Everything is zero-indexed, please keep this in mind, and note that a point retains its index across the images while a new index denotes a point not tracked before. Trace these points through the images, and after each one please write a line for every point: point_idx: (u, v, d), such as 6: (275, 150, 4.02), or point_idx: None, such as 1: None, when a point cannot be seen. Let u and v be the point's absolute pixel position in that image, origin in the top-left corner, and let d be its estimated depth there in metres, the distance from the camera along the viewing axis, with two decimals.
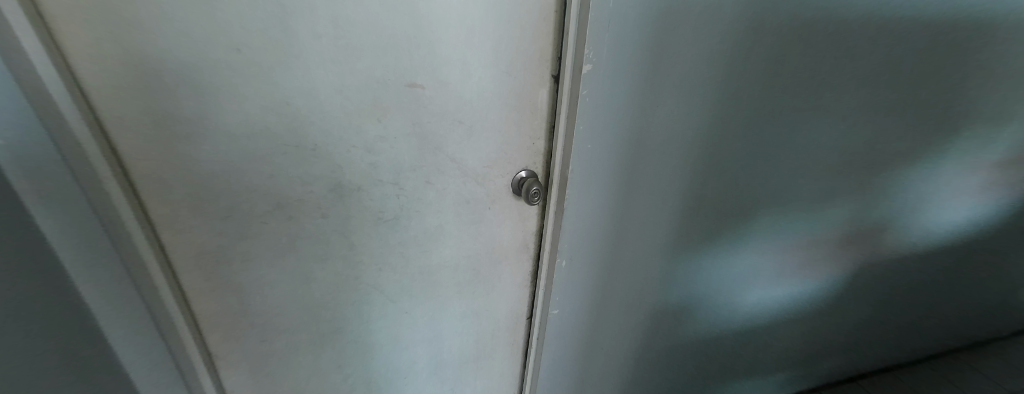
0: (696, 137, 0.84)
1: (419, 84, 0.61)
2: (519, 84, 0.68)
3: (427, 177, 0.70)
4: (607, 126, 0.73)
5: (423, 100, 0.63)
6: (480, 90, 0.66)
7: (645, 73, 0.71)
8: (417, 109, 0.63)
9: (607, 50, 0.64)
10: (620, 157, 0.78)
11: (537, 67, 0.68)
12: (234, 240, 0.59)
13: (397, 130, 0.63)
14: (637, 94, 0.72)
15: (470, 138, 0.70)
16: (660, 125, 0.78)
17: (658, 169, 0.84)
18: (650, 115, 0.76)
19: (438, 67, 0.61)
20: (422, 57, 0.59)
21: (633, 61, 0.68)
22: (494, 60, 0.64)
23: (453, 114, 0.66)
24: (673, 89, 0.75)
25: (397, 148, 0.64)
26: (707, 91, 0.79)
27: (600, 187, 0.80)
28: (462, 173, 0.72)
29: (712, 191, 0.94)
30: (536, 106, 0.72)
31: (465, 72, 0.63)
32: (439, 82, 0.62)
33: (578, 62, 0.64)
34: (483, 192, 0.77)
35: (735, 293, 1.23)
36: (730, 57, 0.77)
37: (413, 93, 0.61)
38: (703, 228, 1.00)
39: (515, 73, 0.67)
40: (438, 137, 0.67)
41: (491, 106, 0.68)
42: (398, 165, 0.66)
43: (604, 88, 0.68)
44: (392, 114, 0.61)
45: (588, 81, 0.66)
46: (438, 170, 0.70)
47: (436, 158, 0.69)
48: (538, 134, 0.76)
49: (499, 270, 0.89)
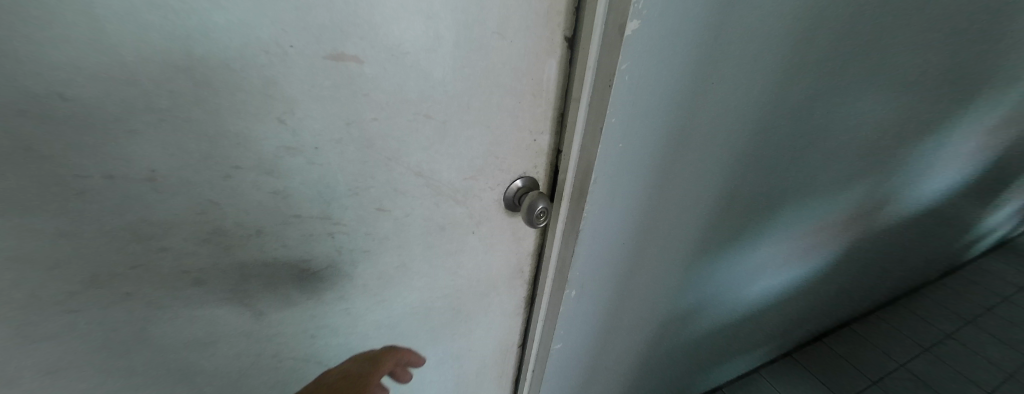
0: (743, 124, 0.64)
1: (348, 54, 0.34)
2: (517, 55, 0.43)
3: (378, 203, 0.45)
4: (643, 116, 0.50)
5: (359, 83, 0.36)
6: (455, 62, 0.40)
7: (703, 36, 0.47)
8: (350, 98, 0.36)
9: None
10: (652, 156, 0.57)
11: (545, 25, 0.42)
12: (15, 345, 0.33)
13: (318, 134, 0.36)
14: (688, 68, 0.49)
15: (443, 139, 0.45)
16: (705, 111, 0.57)
17: (692, 167, 0.64)
18: (696, 99, 0.54)
19: (381, 23, 0.34)
20: (349, 3, 0.32)
21: (690, 17, 0.44)
22: (477, 11, 0.38)
23: (413, 104, 0.40)
24: (731, 59, 0.53)
25: (321, 165, 0.38)
26: (769, 64, 0.57)
27: (625, 196, 0.59)
28: (432, 190, 0.48)
29: (745, 186, 0.76)
30: (540, 86, 0.47)
31: (429, 32, 0.37)
32: (388, 51, 0.36)
33: (616, 18, 0.39)
34: (465, 213, 0.53)
35: (742, 285, 1.11)
36: (804, 15, 0.55)
37: (339, 71, 0.35)
38: (728, 228, 0.84)
39: (511, 34, 0.41)
40: (391, 141, 0.41)
41: (474, 88, 0.43)
42: (328, 190, 0.40)
43: (646, 61, 0.44)
44: (304, 108, 0.35)
45: (629, 51, 0.42)
46: (395, 190, 0.45)
47: (391, 174, 0.43)
48: (540, 127, 0.52)
49: (486, 304, 0.67)
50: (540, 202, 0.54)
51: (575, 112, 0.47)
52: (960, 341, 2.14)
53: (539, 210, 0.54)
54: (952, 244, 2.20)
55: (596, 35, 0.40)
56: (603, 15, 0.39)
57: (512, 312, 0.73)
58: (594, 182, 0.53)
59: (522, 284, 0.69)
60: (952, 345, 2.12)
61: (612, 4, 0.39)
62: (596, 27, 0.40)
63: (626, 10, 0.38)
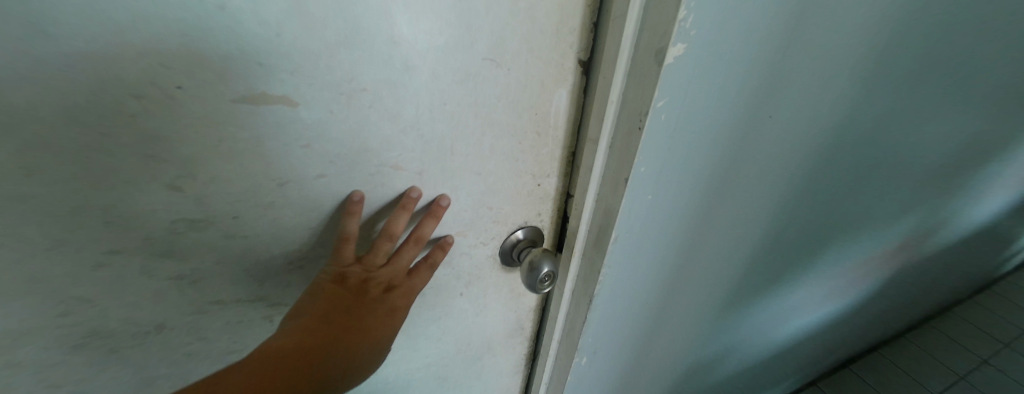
0: (801, 162, 0.51)
1: (272, 93, 0.24)
2: (517, 86, 0.33)
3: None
4: (680, 161, 0.38)
5: (290, 132, 0.26)
6: (431, 98, 0.30)
7: (767, 60, 0.35)
8: (279, 151, 0.26)
9: (718, 14, 0.28)
10: (687, 205, 0.45)
11: (553, 45, 0.32)
12: None
13: (234, 200, 0.26)
14: (744, 101, 0.37)
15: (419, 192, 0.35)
16: (759, 152, 0.45)
17: (734, 213, 0.52)
18: (751, 138, 0.42)
19: (319, 52, 0.24)
20: (264, 23, 0.22)
21: (757, 35, 0.32)
22: (458, 31, 0.27)
23: (375, 153, 0.30)
24: (797, 87, 0.41)
25: (245, 239, 0.28)
26: (842, 93, 0.45)
27: (650, 251, 0.47)
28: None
29: (793, 229, 0.64)
30: (545, 121, 0.37)
31: (392, 60, 0.26)
32: (333, 89, 0.26)
33: (652, 42, 0.28)
34: (450, 272, 0.43)
35: (773, 326, 0.98)
36: (892, 33, 0.43)
37: (257, 118, 0.24)
38: (767, 272, 0.72)
39: (507, 59, 0.31)
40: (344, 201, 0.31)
41: (457, 128, 0.33)
42: (261, 266, 0.30)
43: (692, 95, 0.32)
44: (207, 170, 0.24)
45: (672, 84, 0.30)
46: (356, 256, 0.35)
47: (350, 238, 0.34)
48: (544, 169, 0.41)
49: (479, 367, 0.57)
50: (545, 264, 0.42)
51: (592, 155, 0.37)
52: (997, 366, 1.92)
53: (543, 275, 0.42)
54: (991, 265, 2.03)
55: (622, 62, 0.30)
56: (632, 36, 0.29)
57: (511, 372, 0.62)
58: (612, 241, 0.41)
59: (522, 342, 0.59)
60: (989, 370, 1.90)
61: (647, 23, 0.28)
62: (622, 52, 0.30)
63: (670, 33, 0.26)
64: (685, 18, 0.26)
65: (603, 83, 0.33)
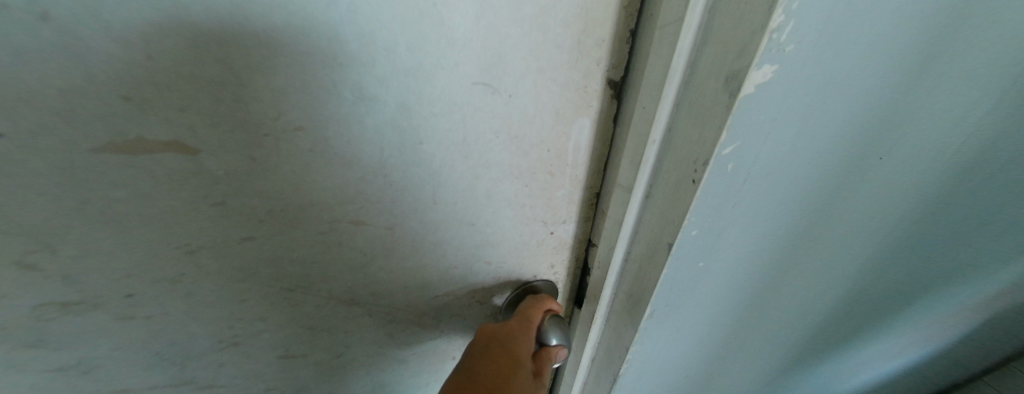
0: (925, 213, 0.37)
1: (152, 138, 0.17)
2: (523, 118, 0.23)
3: (284, 348, 0.29)
4: (751, 220, 0.27)
5: (193, 184, 0.19)
6: (395, 136, 0.21)
7: (901, 85, 0.24)
8: (179, 215, 0.20)
9: (839, 20, 0.18)
10: (753, 270, 0.33)
11: (572, 63, 0.22)
12: None
13: (131, 266, 0.20)
14: (857, 141, 0.26)
15: (390, 253, 0.27)
16: (864, 205, 0.33)
17: (819, 275, 0.39)
18: (856, 189, 0.30)
19: (217, 80, 0.17)
20: (125, 39, 0.15)
21: (893, 49, 0.21)
22: (428, 46, 0.19)
23: (322, 207, 0.22)
24: (939, 118, 0.28)
25: (148, 319, 0.23)
26: (1004, 131, 0.31)
27: (696, 324, 0.36)
28: (378, 318, 0.31)
29: (893, 291, 0.50)
30: (560, 159, 0.27)
31: (331, 88, 0.19)
32: (251, 129, 0.18)
33: (721, 63, 0.18)
34: (436, 334, 0.35)
35: (844, 388, 0.80)
36: None
37: (138, 172, 0.18)
38: (846, 334, 0.57)
39: (507, 84, 0.21)
40: (284, 265, 0.24)
41: (438, 174, 0.24)
42: (177, 345, 0.25)
43: (779, 138, 0.22)
44: (79, 236, 0.19)
45: (750, 127, 0.19)
46: (311, 328, 0.29)
47: (301, 309, 0.27)
48: (559, 216, 0.30)
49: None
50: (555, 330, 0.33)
51: (622, 207, 0.27)
52: None
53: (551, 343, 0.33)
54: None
55: (671, 87, 0.21)
56: (688, 52, 0.19)
57: None
58: (647, 316, 0.30)
59: None
60: None
61: (714, 34, 0.18)
62: (671, 73, 0.20)
63: (755, 49, 0.16)
64: (782, 26, 0.16)
65: (642, 113, 0.23)
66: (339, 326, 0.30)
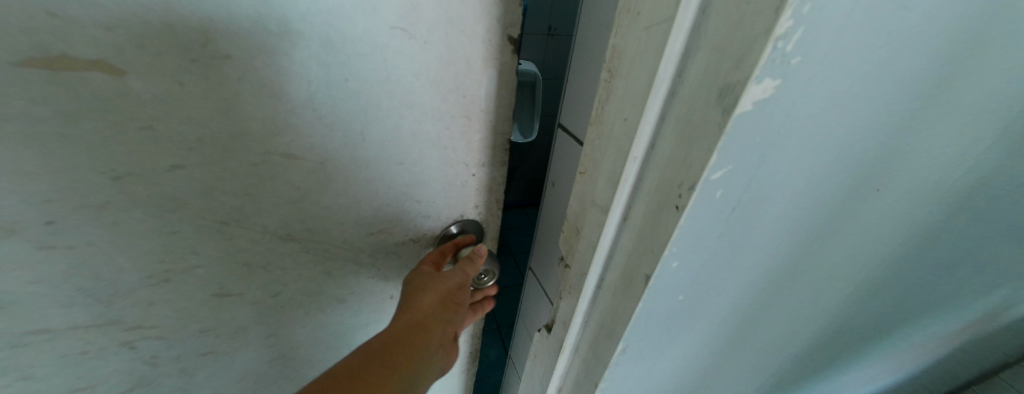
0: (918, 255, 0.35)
1: (79, 56, 0.17)
2: (453, 63, 0.24)
3: (219, 285, 0.29)
4: (729, 261, 0.24)
5: (114, 108, 0.19)
6: (309, 72, 0.21)
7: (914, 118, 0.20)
8: (101, 141, 0.20)
9: (864, 36, 0.14)
10: (733, 307, 0.30)
11: (479, 13, 0.22)
12: None
13: (66, 185, 0.20)
14: (856, 180, 0.22)
15: (322, 190, 0.27)
16: (856, 249, 0.30)
17: (800, 316, 0.37)
18: (848, 234, 0.27)
19: (144, 1, 0.16)
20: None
21: (918, 74, 0.17)
22: None
23: (255, 138, 0.23)
24: (957, 158, 0.24)
25: (70, 250, 0.23)
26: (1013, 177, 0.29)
27: (671, 358, 0.34)
28: (315, 254, 0.31)
29: (868, 325, 0.49)
30: (472, 106, 0.26)
31: (258, 15, 0.18)
32: (178, 48, 0.18)
33: (716, 73, 0.15)
34: (376, 276, 0.35)
35: None
36: None
37: (61, 90, 0.18)
38: (819, 367, 0.57)
39: (422, 28, 0.21)
40: (215, 197, 0.24)
41: (365, 113, 0.24)
42: (101, 282, 0.25)
43: (776, 170, 0.18)
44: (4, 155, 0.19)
45: (745, 149, 0.16)
46: (246, 264, 0.29)
47: (234, 243, 0.27)
48: (481, 159, 0.30)
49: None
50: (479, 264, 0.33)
51: (599, 228, 0.25)
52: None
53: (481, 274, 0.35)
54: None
55: (657, 99, 0.18)
56: (678, 59, 0.16)
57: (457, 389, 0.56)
58: (619, 351, 0.28)
59: (463, 361, 0.51)
60: None
61: (704, 40, 0.15)
62: (656, 83, 0.17)
63: (756, 60, 0.13)
64: (790, 34, 0.12)
65: (623, 123, 0.20)
66: (277, 260, 0.30)
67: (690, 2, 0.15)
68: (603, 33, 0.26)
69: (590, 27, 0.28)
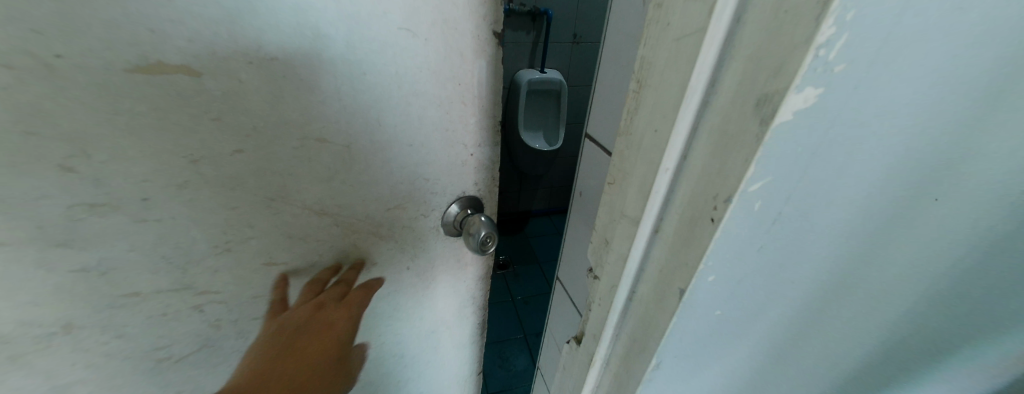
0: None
1: (168, 63, 0.21)
2: (450, 56, 0.27)
3: (268, 255, 0.32)
4: (766, 279, 0.22)
5: (192, 104, 0.23)
6: (334, 67, 0.25)
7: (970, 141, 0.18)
8: (182, 131, 0.23)
9: (914, 42, 0.13)
10: (769, 336, 0.28)
11: (468, 12, 0.26)
12: None
13: (150, 170, 0.24)
14: (915, 194, 0.19)
15: (348, 170, 0.30)
16: (929, 278, 0.26)
17: (868, 358, 0.32)
18: (917, 259, 0.24)
19: (217, 18, 0.20)
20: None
21: (975, 85, 0.15)
22: None
23: (294, 125, 0.26)
24: None
25: (158, 222, 0.26)
26: None
27: (706, 384, 0.31)
28: (344, 230, 0.33)
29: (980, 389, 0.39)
30: (468, 92, 0.30)
31: (292, 21, 0.22)
32: (239, 51, 0.22)
33: (753, 83, 0.14)
34: (394, 247, 0.37)
35: None
36: None
37: (152, 90, 0.21)
38: None
39: (423, 28, 0.25)
40: (267, 176, 0.27)
41: (381, 102, 0.27)
42: (180, 251, 0.28)
43: (817, 180, 0.17)
44: (103, 146, 0.22)
45: (787, 160, 0.15)
46: (290, 236, 0.32)
47: (280, 218, 0.30)
48: (478, 138, 0.33)
49: (430, 354, 0.50)
50: (481, 227, 0.34)
51: (630, 237, 0.24)
52: None
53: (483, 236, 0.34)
54: None
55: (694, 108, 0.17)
56: (711, 68, 0.16)
57: (465, 376, 0.57)
58: (651, 367, 0.27)
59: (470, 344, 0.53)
60: None
61: (738, 48, 0.15)
62: (688, 93, 0.17)
63: (796, 69, 0.13)
64: (833, 42, 0.12)
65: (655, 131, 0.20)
66: (313, 235, 0.33)
67: (723, 14, 0.15)
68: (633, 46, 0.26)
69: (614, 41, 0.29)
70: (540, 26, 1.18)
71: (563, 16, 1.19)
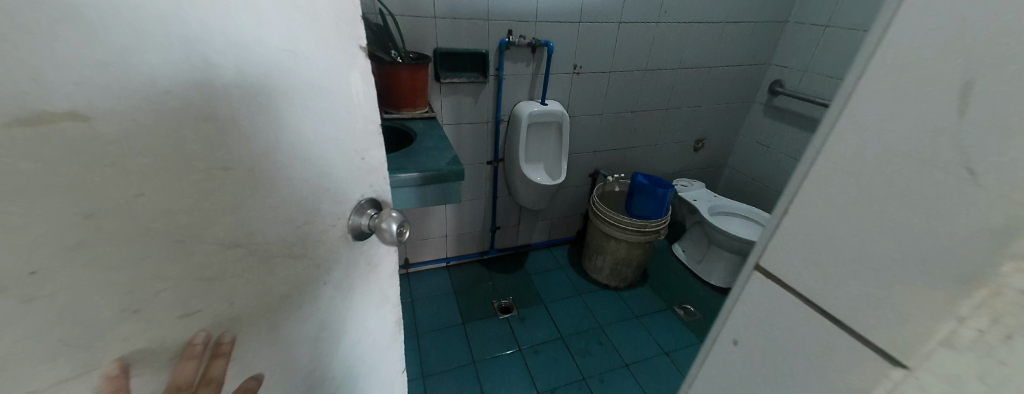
0: None
1: (55, 109, 0.16)
2: (330, 70, 0.28)
3: (187, 308, 0.23)
4: None
5: (87, 149, 0.17)
6: (228, 97, 0.22)
7: None
8: (71, 179, 0.17)
9: None
10: None
11: (335, 27, 0.27)
12: None
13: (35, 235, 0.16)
14: None
15: (255, 193, 0.25)
16: None
17: None
18: None
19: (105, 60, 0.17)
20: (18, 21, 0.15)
21: None
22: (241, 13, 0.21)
23: (197, 154, 0.21)
24: None
25: (50, 299, 0.17)
26: None
27: None
28: (260, 259, 0.27)
29: None
30: (349, 103, 0.30)
31: (172, 48, 0.19)
32: (130, 77, 0.18)
33: None
34: (313, 270, 0.32)
35: None
36: None
37: (38, 143, 0.16)
38: None
39: (302, 47, 0.25)
40: (173, 218, 0.21)
41: (276, 124, 0.25)
42: (85, 330, 0.19)
43: None
44: None
45: None
46: (205, 279, 0.24)
47: (193, 260, 0.23)
48: (367, 142, 0.33)
49: (374, 376, 0.46)
50: (393, 219, 0.35)
51: None
52: None
53: (397, 227, 0.35)
54: None
55: None
56: None
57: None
58: None
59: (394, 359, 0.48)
60: None
61: None
62: None
63: None
64: None
65: None
66: (230, 271, 0.25)
67: None
68: (959, 178, 0.13)
69: (851, 150, 0.16)
70: (540, 57, 1.09)
71: (564, 47, 1.10)
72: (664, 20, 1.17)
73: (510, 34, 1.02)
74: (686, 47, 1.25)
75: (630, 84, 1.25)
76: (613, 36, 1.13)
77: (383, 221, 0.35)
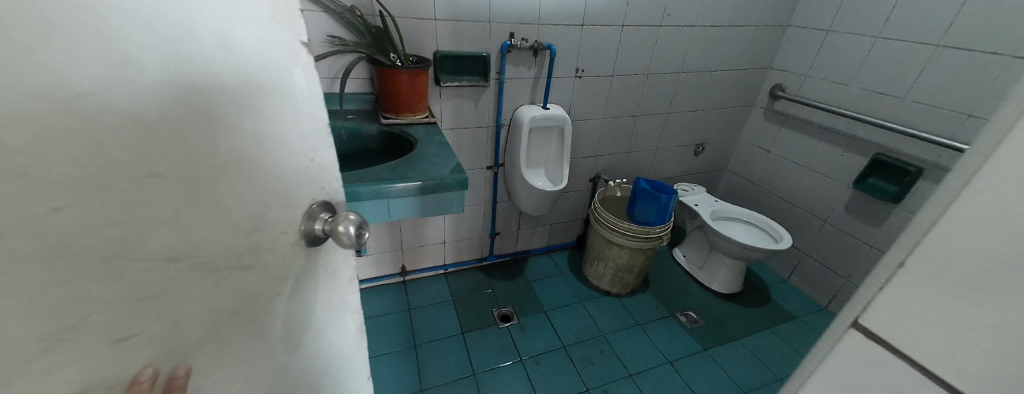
0: None
1: None
2: (257, 58, 0.23)
3: (124, 332, 0.21)
4: None
5: None
6: (106, 73, 0.17)
7: None
8: None
9: None
10: None
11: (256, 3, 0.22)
12: None
13: None
14: None
15: (192, 202, 0.21)
16: None
17: None
18: None
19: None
20: None
21: None
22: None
23: (121, 162, 0.18)
24: None
25: None
26: None
27: None
28: (204, 271, 0.23)
29: None
30: (287, 98, 0.25)
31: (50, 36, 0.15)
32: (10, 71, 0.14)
33: None
34: (270, 282, 0.28)
35: None
36: None
37: None
38: None
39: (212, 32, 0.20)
40: (97, 232, 0.18)
41: (194, 129, 0.21)
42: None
43: None
44: None
45: None
46: (141, 298, 0.21)
47: (125, 279, 0.20)
48: (316, 141, 0.28)
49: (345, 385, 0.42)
50: (350, 221, 0.29)
51: None
52: None
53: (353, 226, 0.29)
54: None
55: None
56: None
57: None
58: None
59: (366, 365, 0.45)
60: None
61: None
62: None
63: None
64: None
65: None
66: (171, 287, 0.22)
67: None
68: None
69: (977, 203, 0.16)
70: (542, 61, 1.07)
71: (565, 50, 1.08)
72: (667, 23, 1.15)
73: (512, 37, 1.00)
74: (688, 50, 1.24)
75: (632, 88, 1.23)
76: (614, 39, 1.11)
77: (338, 223, 0.29)
